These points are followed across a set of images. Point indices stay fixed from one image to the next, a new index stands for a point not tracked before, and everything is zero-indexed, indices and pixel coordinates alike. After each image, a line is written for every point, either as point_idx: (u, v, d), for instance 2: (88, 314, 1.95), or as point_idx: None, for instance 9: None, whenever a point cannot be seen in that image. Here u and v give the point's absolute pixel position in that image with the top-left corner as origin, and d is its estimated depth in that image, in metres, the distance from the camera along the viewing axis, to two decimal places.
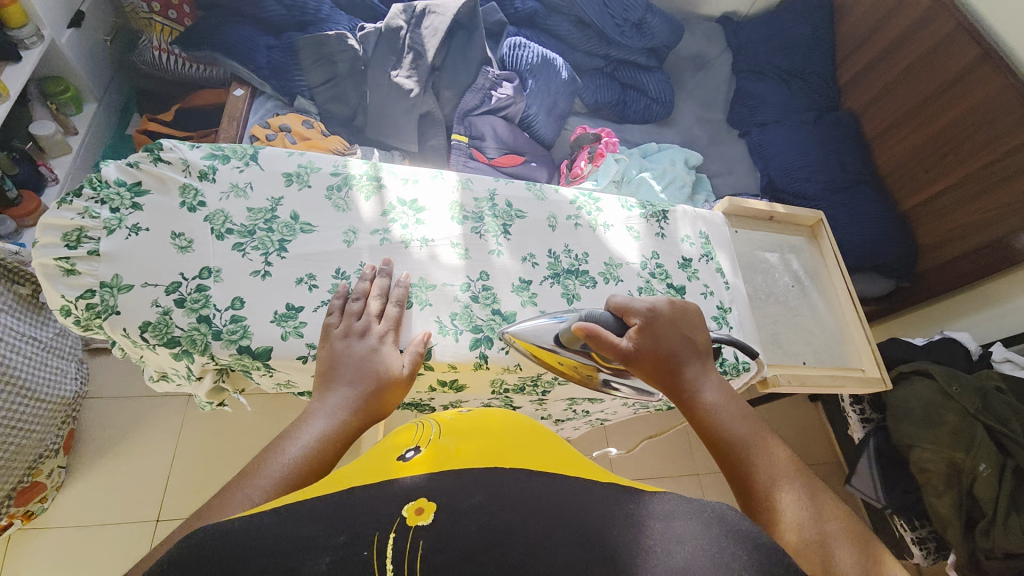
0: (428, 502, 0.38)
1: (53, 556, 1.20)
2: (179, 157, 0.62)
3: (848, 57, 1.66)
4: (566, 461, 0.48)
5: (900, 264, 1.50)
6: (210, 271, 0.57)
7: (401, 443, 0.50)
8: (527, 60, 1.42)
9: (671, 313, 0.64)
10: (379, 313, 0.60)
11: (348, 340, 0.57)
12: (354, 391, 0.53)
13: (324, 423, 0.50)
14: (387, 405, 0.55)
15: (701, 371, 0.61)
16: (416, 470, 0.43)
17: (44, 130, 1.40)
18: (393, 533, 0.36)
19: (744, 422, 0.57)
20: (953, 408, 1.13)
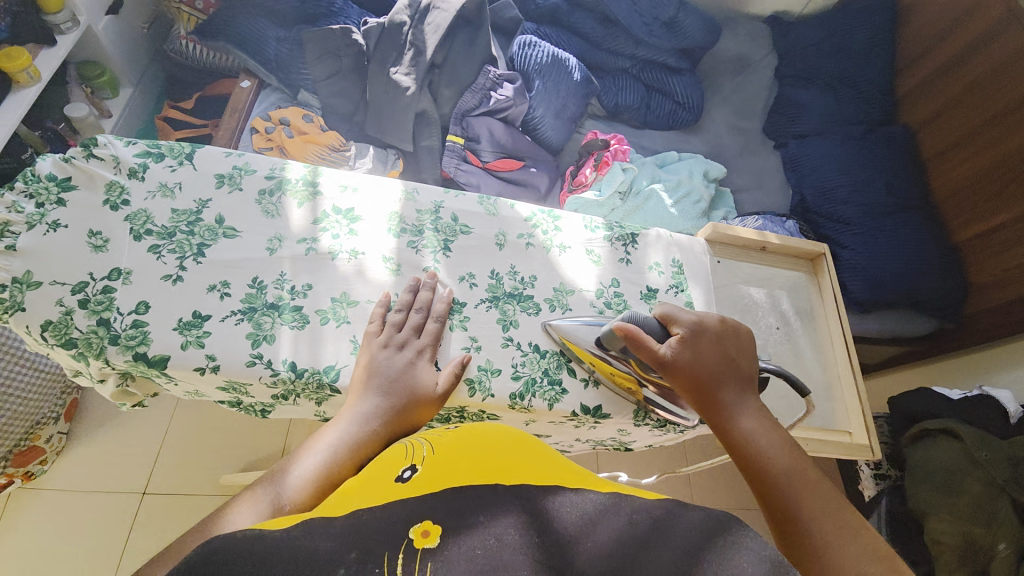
0: (434, 524, 0.35)
1: (47, 515, 1.28)
2: (112, 154, 0.62)
3: (909, 66, 1.47)
4: (568, 470, 0.44)
5: (945, 303, 1.30)
6: (120, 273, 0.57)
7: (396, 459, 0.45)
8: (536, 60, 1.35)
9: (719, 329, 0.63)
10: (416, 326, 0.60)
11: (388, 351, 0.57)
12: (384, 403, 0.55)
13: (357, 428, 0.53)
14: (415, 419, 0.56)
15: (742, 393, 0.59)
16: (424, 488, 0.39)
17: (78, 111, 1.40)
18: (401, 555, 0.33)
19: (788, 453, 0.53)
20: (977, 475, 0.99)
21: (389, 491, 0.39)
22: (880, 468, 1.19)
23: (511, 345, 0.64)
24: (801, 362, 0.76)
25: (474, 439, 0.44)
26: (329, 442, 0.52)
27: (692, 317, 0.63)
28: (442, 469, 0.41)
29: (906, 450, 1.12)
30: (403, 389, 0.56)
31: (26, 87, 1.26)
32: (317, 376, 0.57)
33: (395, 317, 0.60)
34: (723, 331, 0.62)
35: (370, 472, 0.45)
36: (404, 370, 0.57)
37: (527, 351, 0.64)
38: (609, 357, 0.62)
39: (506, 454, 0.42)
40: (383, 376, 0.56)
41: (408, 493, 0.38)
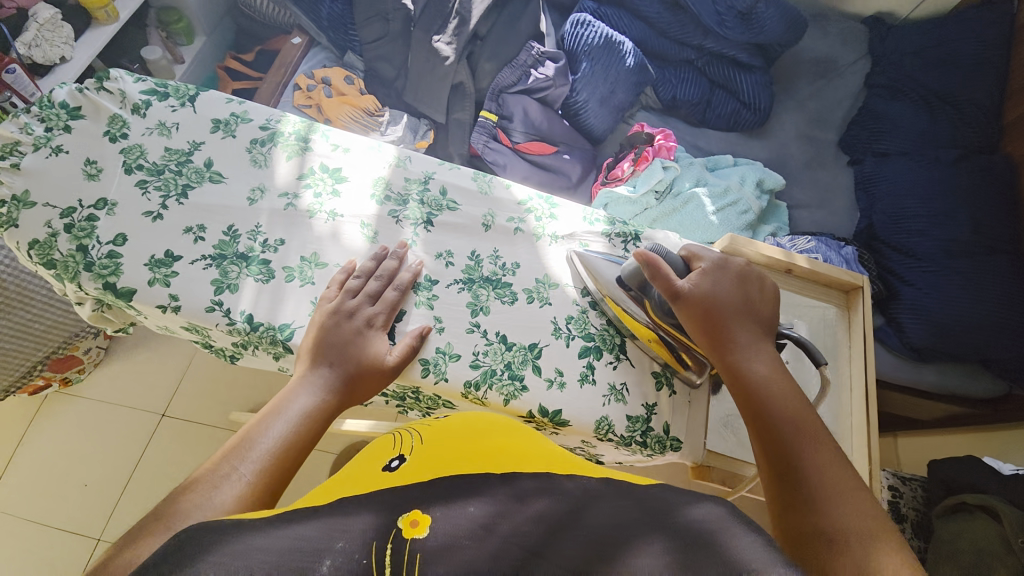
0: (423, 514, 0.32)
1: (78, 420, 1.41)
2: (120, 88, 0.64)
3: (1021, 90, 1.28)
4: (559, 459, 0.43)
5: (1018, 365, 1.11)
6: (106, 204, 0.58)
7: (384, 451, 0.45)
8: (587, 40, 1.27)
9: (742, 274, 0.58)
10: (376, 296, 0.58)
11: (338, 319, 0.55)
12: (335, 373, 0.53)
13: (305, 401, 0.51)
14: (366, 390, 0.54)
15: (758, 340, 0.55)
16: (406, 479, 0.38)
17: (152, 54, 1.44)
18: (390, 545, 0.30)
19: (798, 403, 0.50)
20: (1007, 563, 0.86)
21: (377, 479, 0.39)
22: (903, 535, 1.04)
23: (476, 332, 0.60)
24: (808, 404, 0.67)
25: (461, 433, 0.44)
26: (275, 425, 0.48)
27: (715, 257, 0.58)
28: (430, 459, 0.40)
29: (936, 522, 0.98)
30: (352, 358, 0.54)
31: (103, 25, 1.30)
32: (272, 331, 0.56)
33: (358, 285, 0.58)
34: (751, 276, 0.58)
35: (359, 467, 0.44)
36: (350, 339, 0.55)
37: (492, 341, 0.60)
38: (625, 298, 0.60)
39: (489, 446, 0.42)
40: (333, 344, 0.54)
41: (396, 482, 0.38)
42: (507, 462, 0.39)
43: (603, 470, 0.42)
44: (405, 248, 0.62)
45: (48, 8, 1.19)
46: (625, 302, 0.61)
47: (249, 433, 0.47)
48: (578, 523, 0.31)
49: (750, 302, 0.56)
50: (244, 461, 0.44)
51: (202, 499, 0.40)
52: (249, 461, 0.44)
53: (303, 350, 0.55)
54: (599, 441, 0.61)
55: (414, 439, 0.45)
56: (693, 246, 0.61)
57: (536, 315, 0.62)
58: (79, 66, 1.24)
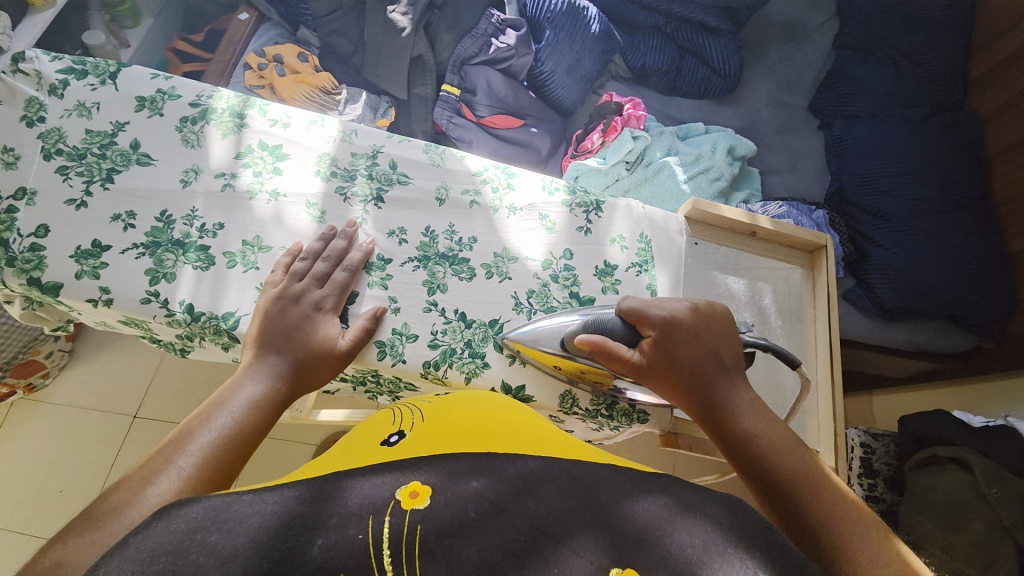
0: (424, 486, 0.32)
1: (47, 425, 1.37)
2: (35, 68, 0.58)
3: (985, 47, 1.28)
4: (562, 442, 0.43)
5: (985, 318, 1.12)
6: (25, 193, 0.54)
7: (383, 425, 0.47)
8: (550, 6, 1.22)
9: (694, 317, 0.54)
10: (323, 276, 0.55)
11: (282, 304, 0.53)
12: (284, 360, 0.51)
13: (253, 389, 0.48)
14: (319, 377, 0.52)
15: (733, 385, 0.51)
16: (403, 453, 0.40)
17: (93, 38, 1.36)
18: (389, 515, 0.30)
19: (795, 453, 0.46)
20: (981, 515, 0.88)
21: (376, 453, 0.41)
22: (875, 489, 1.08)
23: (433, 311, 0.58)
24: (773, 367, 0.66)
25: (462, 410, 0.46)
26: (221, 417, 0.45)
27: (676, 304, 0.54)
28: (432, 433, 0.42)
29: (907, 474, 1.00)
30: (299, 344, 0.51)
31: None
32: (214, 321, 0.53)
33: (304, 267, 0.55)
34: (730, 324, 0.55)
35: (359, 439, 0.46)
36: (298, 324, 0.52)
37: (450, 319, 0.58)
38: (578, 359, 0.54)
39: (493, 423, 0.43)
40: (277, 331, 0.51)
41: (397, 454, 0.40)
42: (512, 442, 0.40)
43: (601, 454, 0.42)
44: (353, 226, 0.58)
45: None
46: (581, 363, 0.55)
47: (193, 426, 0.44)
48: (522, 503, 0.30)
49: (712, 346, 0.53)
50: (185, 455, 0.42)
51: (138, 491, 0.38)
52: (193, 453, 0.42)
53: (248, 343, 0.52)
54: (566, 415, 0.60)
55: (416, 415, 0.47)
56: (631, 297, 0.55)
57: (495, 292, 0.60)
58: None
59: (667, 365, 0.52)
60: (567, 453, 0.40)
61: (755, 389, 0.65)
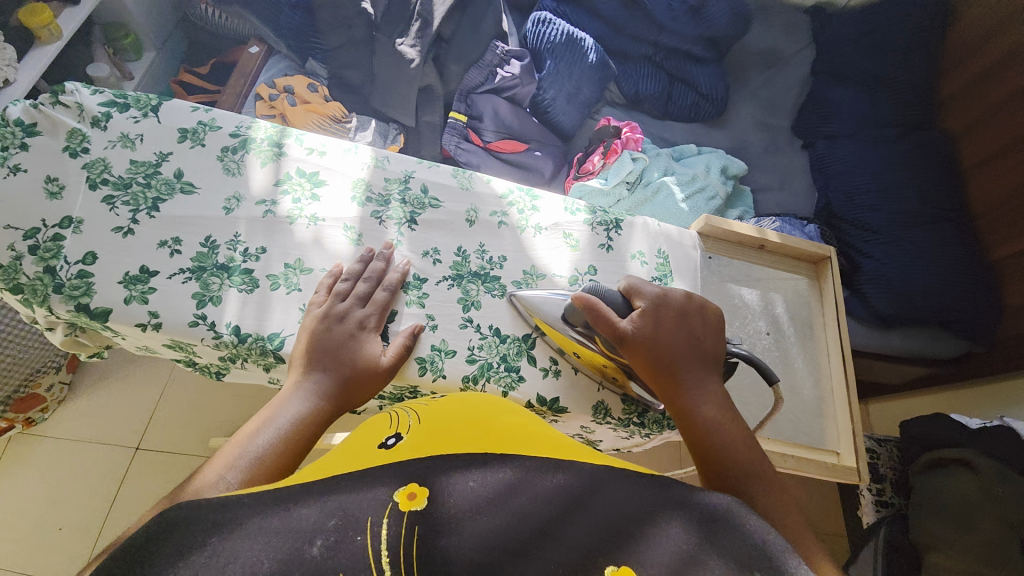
0: (421, 486, 0.33)
1: (45, 460, 1.33)
2: (76, 101, 0.60)
3: (949, 71, 1.33)
4: (561, 444, 0.42)
5: (974, 324, 1.18)
6: (71, 222, 0.55)
7: (381, 426, 0.45)
8: (549, 38, 1.29)
9: (684, 305, 0.59)
10: (365, 296, 0.58)
11: (327, 323, 0.54)
12: (330, 377, 0.52)
13: (299, 407, 0.50)
14: (364, 393, 0.54)
15: (706, 375, 0.55)
16: (404, 454, 0.38)
17: (99, 72, 1.39)
18: (387, 519, 0.31)
19: (745, 443, 0.51)
20: (989, 513, 0.91)
21: (375, 457, 0.38)
22: (884, 494, 1.12)
23: (469, 327, 0.60)
24: (791, 373, 0.70)
25: (462, 414, 0.44)
26: (267, 433, 0.47)
27: (665, 292, 0.60)
28: (431, 436, 0.40)
29: (915, 478, 1.04)
30: (345, 361, 0.53)
31: (47, 44, 1.25)
32: (261, 342, 0.55)
33: (333, 288, 0.57)
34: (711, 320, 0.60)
35: (356, 441, 0.44)
36: (343, 342, 0.54)
37: (486, 334, 0.60)
38: (571, 331, 0.58)
39: (498, 428, 0.42)
40: (324, 349, 0.53)
41: (397, 456, 0.38)
42: (511, 444, 0.39)
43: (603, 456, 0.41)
44: (389, 248, 0.61)
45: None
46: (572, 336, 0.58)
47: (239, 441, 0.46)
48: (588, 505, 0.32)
49: (693, 334, 0.57)
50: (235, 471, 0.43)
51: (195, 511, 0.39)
52: (240, 467, 0.43)
53: (292, 360, 0.54)
54: (598, 425, 0.63)
55: (413, 418, 0.45)
56: (633, 279, 0.61)
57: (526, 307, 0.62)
58: (22, 89, 1.19)
59: (649, 340, 0.56)
60: (569, 455, 0.40)
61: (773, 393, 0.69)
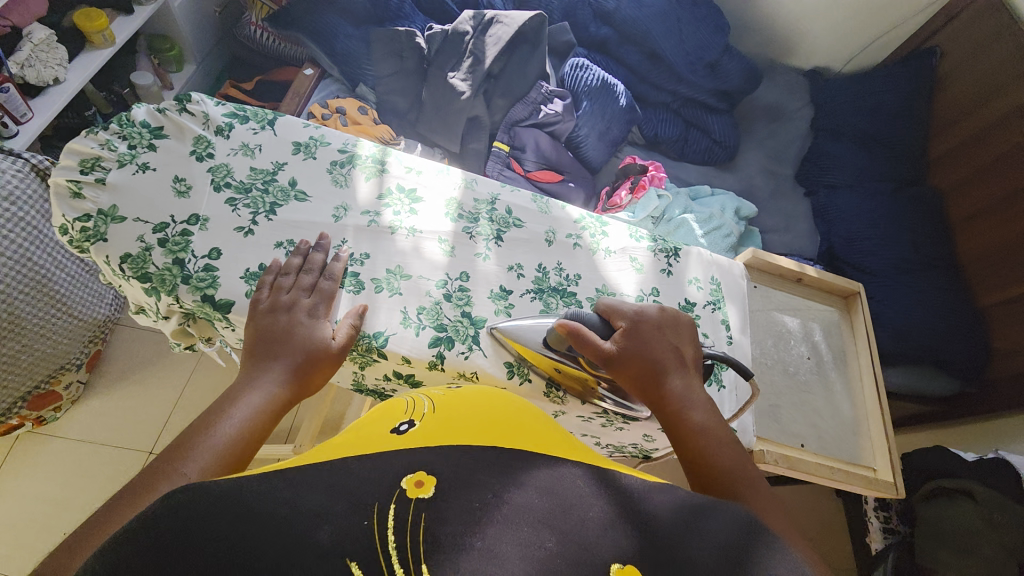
0: (429, 475, 0.35)
1: (54, 463, 1.28)
2: (202, 111, 0.66)
3: (940, 132, 1.43)
4: (566, 444, 0.46)
5: (967, 364, 1.28)
6: (198, 219, 0.60)
7: (396, 412, 0.48)
8: (586, 82, 1.40)
9: (660, 318, 0.62)
10: (310, 287, 0.59)
11: (273, 314, 0.56)
12: (279, 364, 0.54)
13: (254, 397, 0.51)
14: (318, 375, 0.56)
15: (688, 384, 0.58)
16: (414, 440, 0.41)
17: (142, 80, 1.40)
18: (395, 504, 0.32)
19: (733, 449, 0.53)
20: (990, 540, 0.97)
21: (386, 441, 0.41)
22: (891, 521, 1.16)
23: None
24: (830, 396, 0.77)
25: (478, 407, 0.48)
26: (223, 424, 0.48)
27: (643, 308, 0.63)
28: (441, 427, 0.43)
29: (918, 507, 1.08)
30: (293, 350, 0.55)
31: (99, 49, 1.24)
32: (368, 339, 0.60)
33: (290, 280, 0.58)
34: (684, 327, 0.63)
35: (372, 422, 0.48)
36: (286, 330, 0.56)
37: None
38: (555, 353, 0.61)
39: (500, 423, 0.45)
40: (268, 339, 0.55)
41: (405, 442, 0.41)
42: (519, 440, 0.43)
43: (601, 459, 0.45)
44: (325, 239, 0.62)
45: (43, 28, 1.13)
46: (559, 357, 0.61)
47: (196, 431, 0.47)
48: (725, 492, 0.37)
49: (674, 346, 0.61)
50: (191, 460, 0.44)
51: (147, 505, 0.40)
52: (195, 459, 0.44)
53: (240, 355, 0.55)
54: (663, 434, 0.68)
55: (426, 407, 0.48)
56: (608, 300, 0.64)
57: None
58: (72, 89, 1.19)
59: (632, 355, 0.59)
60: (565, 453, 0.43)
61: (816, 412, 0.76)
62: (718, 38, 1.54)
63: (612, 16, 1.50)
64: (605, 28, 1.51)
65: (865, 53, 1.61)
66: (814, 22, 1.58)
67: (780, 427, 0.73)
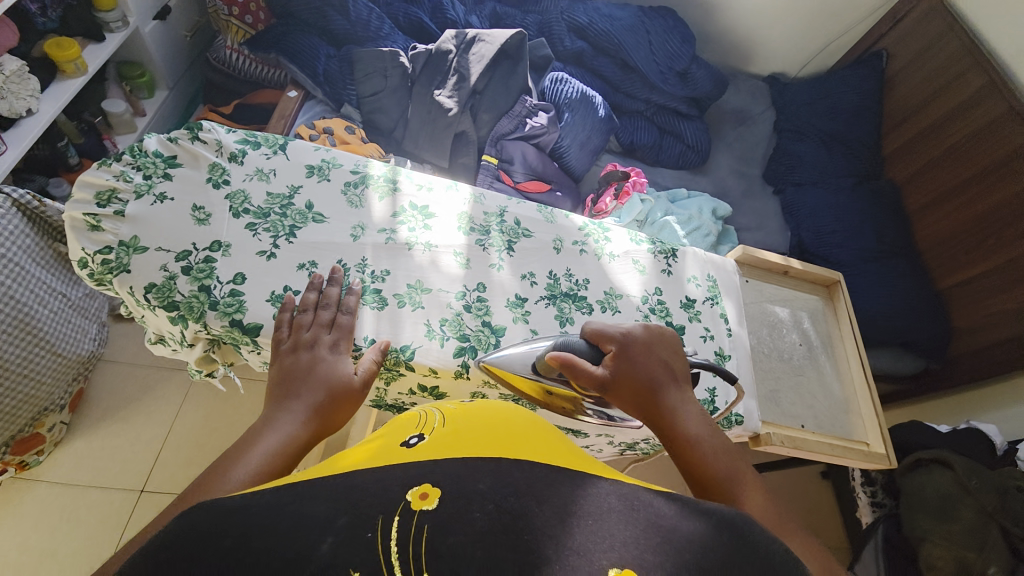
0: (433, 487, 0.36)
1: (40, 509, 1.19)
2: (215, 138, 0.67)
3: (893, 129, 1.54)
4: (570, 454, 0.47)
5: (931, 344, 1.36)
6: (220, 245, 0.61)
7: (403, 429, 0.49)
8: (566, 94, 1.44)
9: (648, 337, 0.62)
10: (329, 322, 0.59)
11: (295, 354, 0.56)
12: (301, 404, 0.52)
13: (273, 439, 0.49)
14: (341, 410, 0.55)
15: (681, 398, 0.59)
16: (425, 454, 0.42)
17: (116, 107, 1.37)
18: (398, 516, 0.33)
19: (729, 454, 0.55)
20: (970, 504, 1.03)
21: (395, 455, 0.43)
22: (877, 496, 1.22)
23: None
24: (823, 378, 0.83)
25: (483, 420, 0.49)
26: (240, 468, 0.45)
27: (630, 325, 0.62)
28: (450, 438, 0.45)
29: (900, 479, 1.15)
30: (316, 387, 0.54)
31: (72, 78, 1.21)
32: (395, 354, 0.61)
33: (309, 317, 0.58)
34: (648, 340, 0.61)
35: (384, 436, 0.49)
36: (305, 368, 0.55)
37: None
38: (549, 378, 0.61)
39: (509, 432, 0.47)
40: (289, 380, 0.54)
41: (414, 455, 0.42)
42: (521, 449, 0.44)
43: (609, 470, 0.46)
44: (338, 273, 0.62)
45: (14, 59, 1.08)
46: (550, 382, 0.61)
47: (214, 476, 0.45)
48: None
49: (662, 361, 0.61)
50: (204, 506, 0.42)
51: None
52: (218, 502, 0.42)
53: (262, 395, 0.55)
54: None
55: (436, 421, 0.50)
56: (595, 323, 0.62)
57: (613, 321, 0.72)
58: (46, 120, 1.14)
59: (628, 377, 0.58)
60: (568, 461, 0.45)
61: (814, 395, 0.81)
62: (686, 49, 1.61)
63: (586, 30, 1.55)
64: (580, 42, 1.56)
65: (817, 59, 1.73)
66: (771, 31, 1.68)
67: (783, 411, 0.78)
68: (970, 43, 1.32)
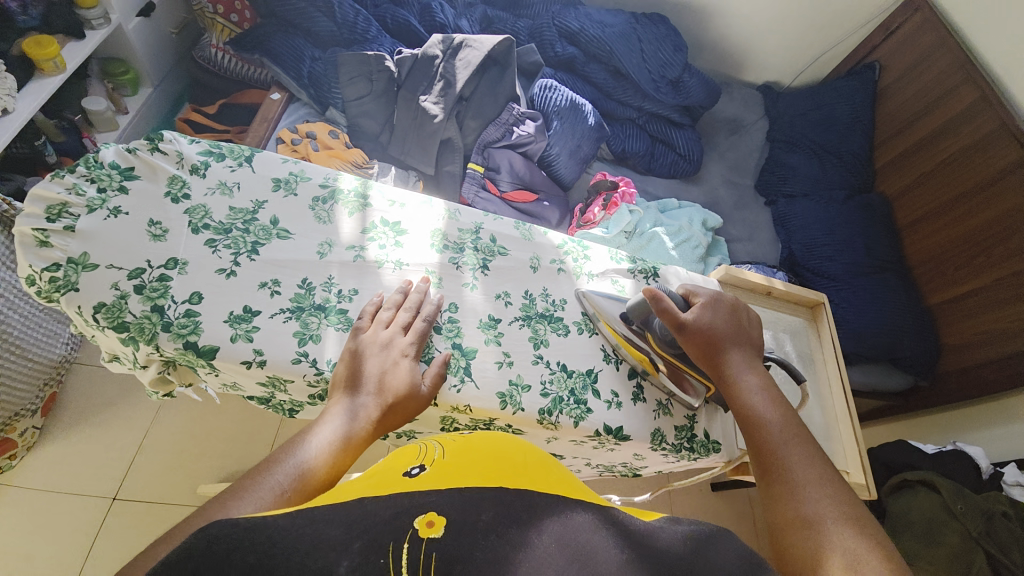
0: (438, 515, 0.35)
1: (8, 518, 1.14)
2: (176, 150, 0.65)
3: (886, 142, 1.52)
4: (573, 485, 0.45)
5: (920, 361, 1.34)
6: (177, 263, 0.58)
7: (409, 457, 0.46)
8: (555, 102, 1.42)
9: (735, 312, 0.66)
10: (405, 326, 0.61)
11: (372, 350, 0.58)
12: (370, 401, 0.55)
13: (334, 428, 0.52)
14: (403, 416, 0.56)
15: (750, 364, 0.63)
16: (432, 484, 0.39)
17: (96, 105, 1.32)
18: (407, 545, 0.33)
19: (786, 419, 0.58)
20: (954, 528, 1.01)
21: (396, 483, 0.39)
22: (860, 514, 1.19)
23: (541, 362, 0.67)
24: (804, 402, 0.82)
25: (485, 449, 0.45)
26: (308, 445, 0.49)
27: (715, 298, 0.66)
28: (454, 467, 0.41)
29: (886, 500, 1.14)
30: (388, 388, 0.56)
31: (50, 77, 1.16)
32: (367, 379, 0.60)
33: (388, 316, 0.61)
34: (734, 306, 0.66)
35: (382, 468, 0.45)
36: (372, 367, 0.57)
37: (555, 369, 0.67)
38: (627, 330, 0.68)
39: (518, 464, 0.43)
40: (366, 372, 0.56)
41: (422, 483, 0.39)
42: (522, 478, 0.41)
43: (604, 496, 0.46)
44: (428, 284, 0.66)
45: None
46: (627, 333, 0.68)
47: (263, 469, 0.47)
48: (724, 535, 0.39)
49: (743, 330, 0.65)
50: (248, 496, 0.43)
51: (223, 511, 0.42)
52: (283, 473, 0.46)
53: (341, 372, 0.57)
54: (652, 451, 0.69)
55: (438, 452, 0.46)
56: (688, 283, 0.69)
57: (588, 344, 0.70)
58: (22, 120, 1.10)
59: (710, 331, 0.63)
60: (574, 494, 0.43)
61: None
62: (679, 57, 1.59)
63: (578, 36, 1.53)
64: (571, 47, 1.54)
65: (811, 69, 1.71)
66: (765, 41, 1.66)
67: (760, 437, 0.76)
68: (961, 58, 1.31)
